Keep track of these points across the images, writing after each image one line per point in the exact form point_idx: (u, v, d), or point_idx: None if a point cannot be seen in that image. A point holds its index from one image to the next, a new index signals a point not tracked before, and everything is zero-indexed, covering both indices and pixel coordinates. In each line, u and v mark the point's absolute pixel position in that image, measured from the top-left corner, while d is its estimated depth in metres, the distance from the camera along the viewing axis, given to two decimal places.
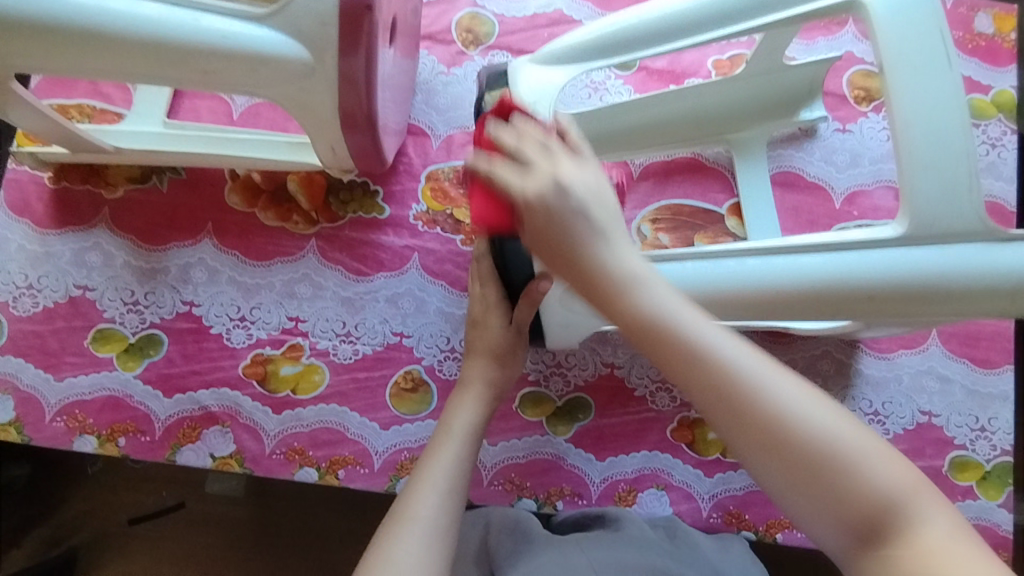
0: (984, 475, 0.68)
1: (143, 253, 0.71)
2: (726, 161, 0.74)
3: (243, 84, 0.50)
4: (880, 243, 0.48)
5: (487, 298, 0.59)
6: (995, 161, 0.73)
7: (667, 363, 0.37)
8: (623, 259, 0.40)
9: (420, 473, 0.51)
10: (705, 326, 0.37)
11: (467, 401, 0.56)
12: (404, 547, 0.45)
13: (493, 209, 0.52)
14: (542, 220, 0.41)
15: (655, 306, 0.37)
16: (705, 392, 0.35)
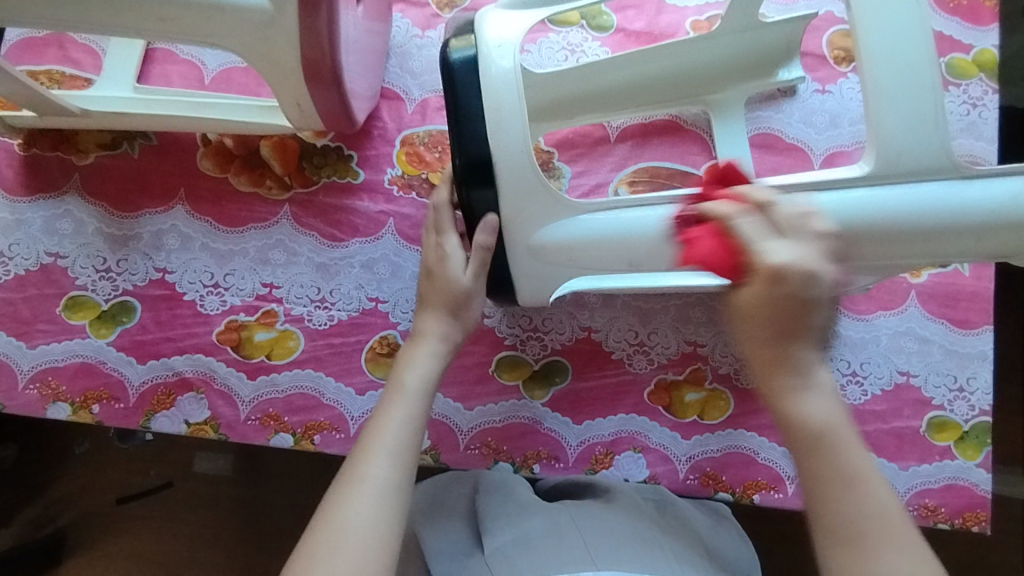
0: (962, 435, 0.68)
1: (115, 220, 0.70)
2: (704, 123, 0.74)
3: (202, 33, 0.50)
4: (851, 183, 0.48)
5: (444, 245, 0.59)
6: (976, 120, 0.72)
7: (814, 468, 0.43)
8: (817, 370, 0.44)
9: (370, 436, 0.51)
10: (860, 459, 0.43)
11: (419, 356, 0.56)
12: (353, 510, 0.46)
13: (728, 250, 0.46)
14: (774, 314, 0.43)
15: (827, 419, 0.43)
16: (828, 487, 0.42)
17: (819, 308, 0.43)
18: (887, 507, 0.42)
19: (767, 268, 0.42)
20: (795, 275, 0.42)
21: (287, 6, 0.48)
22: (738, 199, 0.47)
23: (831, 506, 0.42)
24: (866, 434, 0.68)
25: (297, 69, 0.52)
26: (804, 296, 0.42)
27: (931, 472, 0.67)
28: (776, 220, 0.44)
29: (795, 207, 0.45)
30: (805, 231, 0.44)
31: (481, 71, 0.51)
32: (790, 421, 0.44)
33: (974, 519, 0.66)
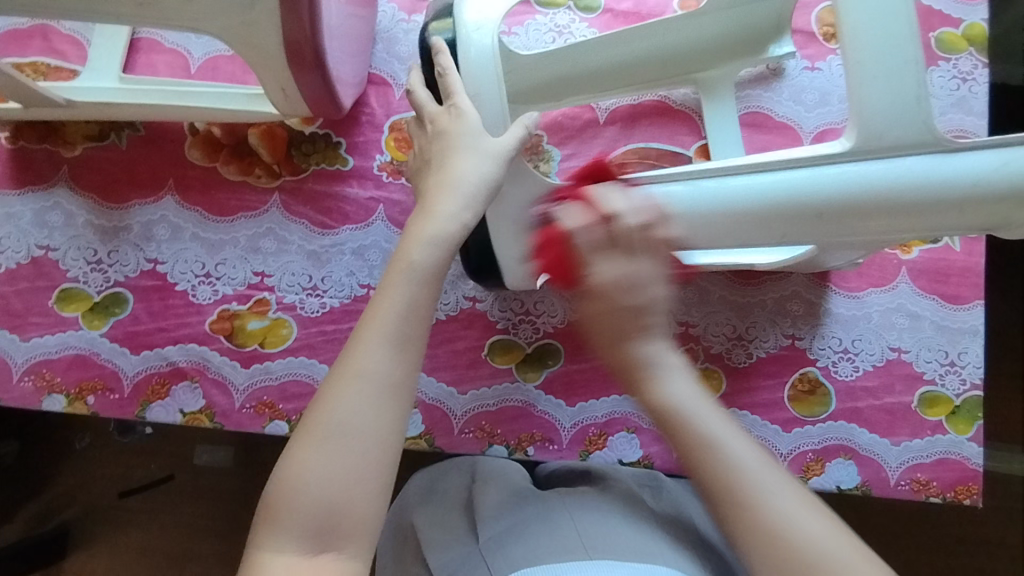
0: (953, 410, 0.68)
1: (105, 212, 0.70)
2: (694, 103, 0.74)
3: (181, 18, 0.50)
4: (831, 159, 0.47)
5: (460, 105, 0.51)
6: (966, 95, 0.72)
7: (685, 445, 0.44)
8: (662, 358, 0.47)
9: (366, 320, 0.45)
10: (723, 425, 0.44)
11: (431, 229, 0.47)
12: (348, 406, 0.42)
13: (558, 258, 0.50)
14: (615, 313, 0.47)
15: (683, 411, 0.45)
16: (702, 471, 0.43)
17: (647, 308, 0.47)
18: (760, 457, 0.43)
19: (599, 282, 0.47)
20: (618, 282, 0.47)
21: None
22: (590, 207, 0.49)
23: (712, 475, 0.42)
24: (859, 411, 0.68)
25: (280, 52, 0.52)
26: (632, 302, 0.47)
27: (923, 447, 0.67)
28: (619, 232, 0.47)
29: (637, 207, 0.49)
30: (648, 241, 0.48)
31: (460, 56, 0.52)
32: (658, 410, 0.45)
33: (966, 492, 0.67)
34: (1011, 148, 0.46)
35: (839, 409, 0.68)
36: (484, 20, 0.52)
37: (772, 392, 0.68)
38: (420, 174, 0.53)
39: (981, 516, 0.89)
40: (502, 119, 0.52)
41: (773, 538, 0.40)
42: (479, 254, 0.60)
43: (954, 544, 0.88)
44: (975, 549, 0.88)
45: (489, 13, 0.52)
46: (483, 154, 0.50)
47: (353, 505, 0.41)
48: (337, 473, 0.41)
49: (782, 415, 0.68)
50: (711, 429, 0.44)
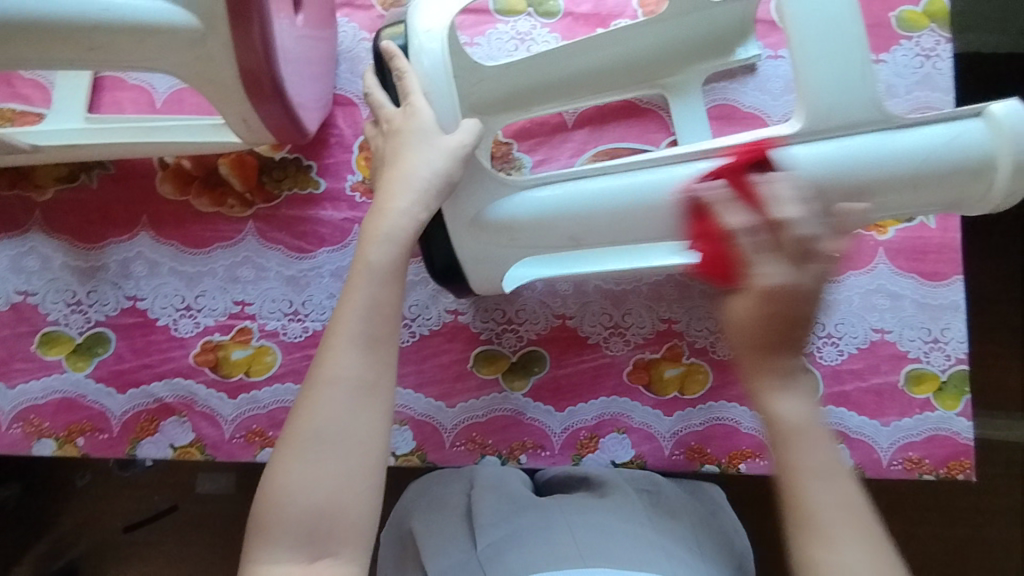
0: (941, 386, 0.68)
1: (81, 252, 0.70)
2: (660, 100, 0.74)
3: (135, 59, 0.50)
4: (784, 139, 0.49)
5: (415, 107, 0.51)
6: (930, 72, 0.72)
7: (793, 464, 0.41)
8: (789, 373, 0.43)
9: (336, 323, 0.46)
10: (831, 456, 0.41)
11: (386, 228, 0.49)
12: (325, 414, 0.43)
13: (717, 260, 0.45)
14: (768, 321, 0.42)
15: (806, 435, 0.41)
16: (807, 503, 0.40)
17: (807, 321, 0.42)
18: (862, 506, 0.41)
19: (761, 287, 0.42)
20: (782, 293, 0.41)
21: (216, 23, 0.50)
22: (753, 204, 0.43)
23: (801, 500, 0.40)
24: (846, 394, 0.68)
25: (237, 83, 0.53)
26: (801, 305, 0.42)
27: (912, 425, 0.68)
28: (785, 240, 0.42)
29: (810, 218, 0.42)
30: (826, 245, 0.42)
31: (410, 57, 0.52)
32: (775, 422, 0.42)
33: (959, 468, 0.67)
34: (958, 123, 0.49)
35: (827, 394, 0.68)
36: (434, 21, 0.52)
37: None
38: (377, 173, 0.54)
39: (979, 487, 0.90)
40: (459, 120, 0.52)
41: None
42: (446, 264, 0.59)
43: (953, 516, 0.89)
44: (974, 520, 0.89)
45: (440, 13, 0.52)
46: (437, 151, 0.50)
47: (344, 508, 0.42)
48: (326, 480, 0.42)
49: None
50: (823, 465, 0.41)
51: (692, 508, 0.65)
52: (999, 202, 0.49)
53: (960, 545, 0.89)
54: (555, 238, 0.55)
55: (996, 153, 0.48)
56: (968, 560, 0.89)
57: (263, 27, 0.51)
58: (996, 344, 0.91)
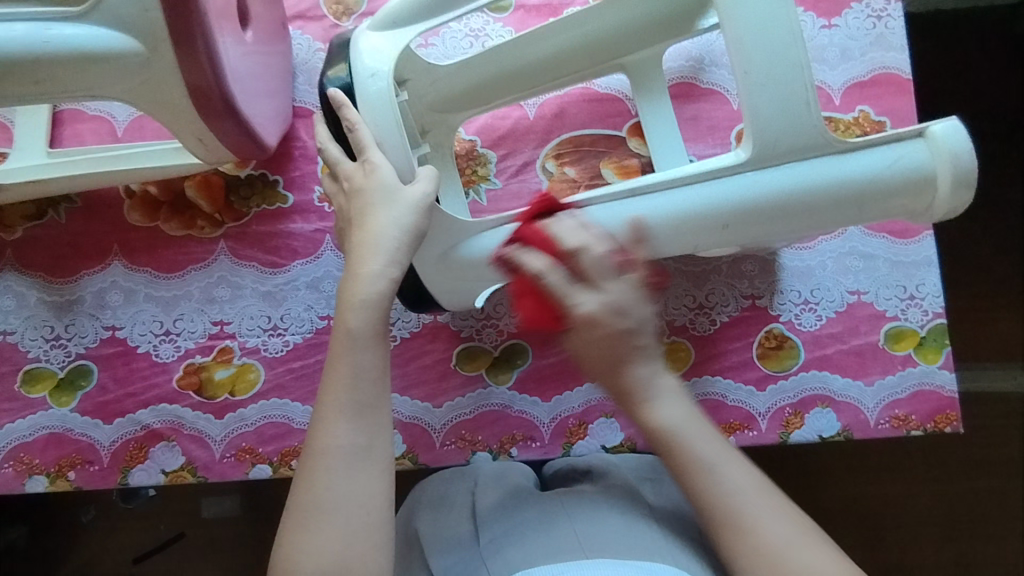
0: (920, 341, 0.69)
1: (56, 288, 0.71)
2: (620, 85, 0.74)
3: (82, 87, 0.52)
4: (730, 171, 0.51)
5: (370, 163, 0.51)
6: (883, 32, 0.72)
7: (689, 470, 0.46)
8: (661, 403, 0.48)
9: (325, 395, 0.47)
10: (712, 446, 0.47)
11: (361, 293, 0.48)
12: (327, 483, 0.44)
13: (538, 307, 0.50)
14: (606, 335, 0.47)
15: (683, 438, 0.47)
16: (711, 507, 0.45)
17: (637, 334, 0.48)
18: (759, 482, 0.46)
19: (581, 315, 0.47)
20: (604, 316, 0.47)
21: (160, 46, 0.51)
22: (551, 246, 0.50)
23: (705, 498, 0.46)
24: (828, 358, 0.69)
25: (188, 103, 0.55)
26: (620, 327, 0.47)
27: (896, 383, 0.68)
28: (586, 267, 0.48)
29: (611, 272, 0.49)
30: (616, 268, 0.49)
31: (360, 107, 0.53)
32: (658, 432, 0.47)
33: (945, 421, 0.67)
34: (902, 144, 0.50)
35: (809, 359, 0.69)
36: (379, 62, 0.53)
37: (740, 354, 0.69)
38: (344, 233, 0.53)
39: (970, 438, 0.91)
40: (417, 168, 0.53)
41: (766, 554, 0.43)
42: (416, 291, 0.61)
43: (946, 470, 0.91)
44: (967, 472, 0.91)
45: (382, 54, 0.53)
46: (401, 206, 0.50)
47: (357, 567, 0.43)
48: (331, 547, 0.43)
49: (754, 375, 0.68)
50: (711, 461, 0.46)
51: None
52: (944, 216, 0.51)
53: (956, 497, 0.90)
54: None
55: (938, 171, 0.50)
56: (965, 511, 0.90)
57: (208, 47, 0.52)
58: (976, 296, 0.92)
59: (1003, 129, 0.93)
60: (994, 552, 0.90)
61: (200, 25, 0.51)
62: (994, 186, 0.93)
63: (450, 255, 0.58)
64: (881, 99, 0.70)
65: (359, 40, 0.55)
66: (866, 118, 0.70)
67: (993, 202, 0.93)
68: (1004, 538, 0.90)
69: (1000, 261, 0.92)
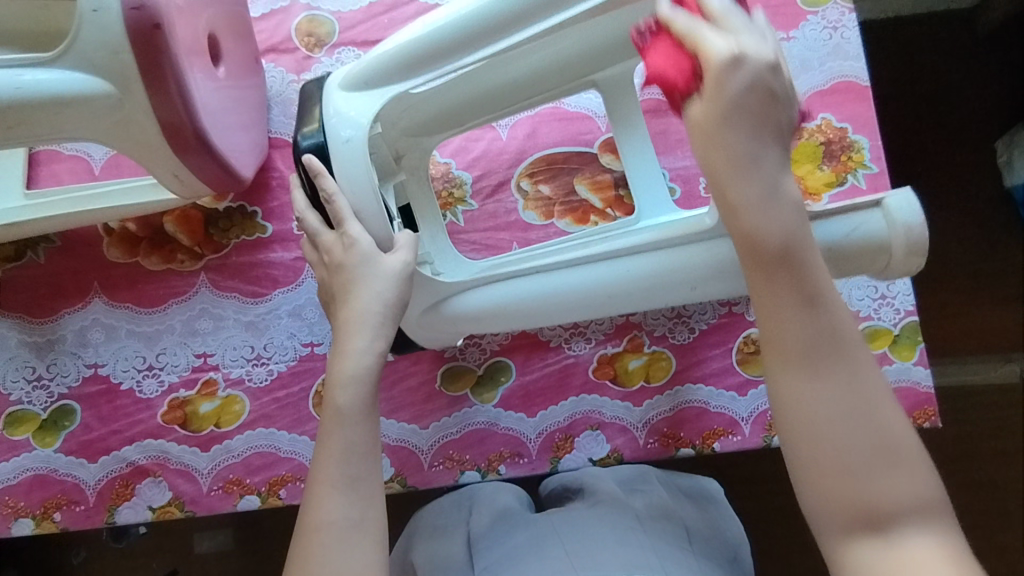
0: (894, 339, 0.69)
1: (37, 328, 0.71)
2: (588, 103, 0.76)
3: (55, 129, 0.54)
4: (696, 236, 0.53)
5: (349, 235, 0.52)
6: (840, 43, 0.74)
7: (774, 298, 0.41)
8: (773, 223, 0.41)
9: (317, 473, 0.48)
10: (823, 278, 0.42)
11: (348, 369, 0.50)
12: (321, 559, 0.46)
13: (675, 64, 0.43)
14: (740, 112, 0.40)
15: (794, 265, 0.41)
16: (787, 345, 0.41)
17: (779, 104, 0.42)
18: (854, 351, 0.41)
19: (715, 59, 0.40)
20: (736, 67, 0.40)
21: (131, 87, 0.53)
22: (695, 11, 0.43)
23: (773, 317, 0.41)
24: None
25: (161, 139, 0.56)
26: (761, 85, 0.41)
27: None
28: (726, 24, 0.42)
29: (749, 29, 0.42)
30: (755, 27, 0.42)
31: (336, 173, 0.53)
32: (753, 234, 0.41)
33: (924, 416, 0.68)
34: (860, 213, 0.51)
35: None
36: (353, 121, 0.54)
37: (721, 360, 0.70)
38: (329, 304, 0.55)
39: (953, 431, 0.93)
40: (394, 234, 0.54)
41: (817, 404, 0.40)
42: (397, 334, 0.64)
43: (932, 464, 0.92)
44: (953, 465, 0.92)
45: (358, 115, 0.54)
46: (382, 280, 0.51)
47: None
48: None
49: (735, 380, 0.69)
50: (814, 291, 0.41)
51: (694, 514, 0.63)
52: (901, 275, 0.53)
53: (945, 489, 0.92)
54: (501, 325, 0.59)
55: (896, 239, 0.51)
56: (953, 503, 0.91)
57: (179, 86, 0.53)
58: (949, 291, 0.94)
59: (965, 129, 0.96)
60: (986, 542, 0.91)
61: (170, 65, 0.52)
62: (961, 184, 0.96)
63: (438, 305, 0.59)
64: (842, 106, 0.73)
65: (332, 101, 0.55)
66: (829, 125, 0.72)
67: (960, 201, 0.95)
68: (992, 528, 0.91)
69: (970, 257, 0.95)
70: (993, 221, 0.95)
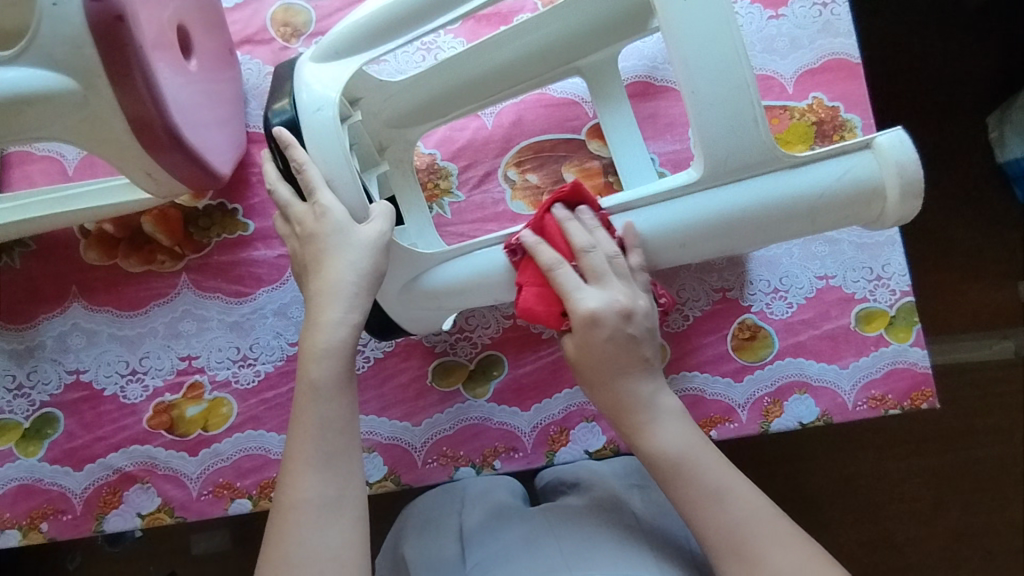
0: (890, 321, 0.68)
1: (16, 335, 0.69)
2: (574, 88, 0.74)
3: (18, 130, 0.52)
4: (681, 190, 0.50)
5: (319, 204, 0.50)
6: (830, 19, 0.72)
7: (684, 496, 0.49)
8: (661, 438, 0.50)
9: (292, 448, 0.47)
10: (720, 468, 0.49)
11: (322, 343, 0.48)
12: (296, 537, 0.44)
13: (546, 299, 0.52)
14: (607, 354, 0.50)
15: (686, 464, 0.49)
16: (714, 538, 0.48)
17: (642, 341, 0.51)
18: (761, 511, 0.48)
19: (581, 315, 0.50)
20: (605, 316, 0.50)
21: (96, 83, 0.51)
22: (563, 243, 0.52)
23: (700, 521, 0.48)
24: (802, 344, 0.68)
25: (131, 137, 0.54)
26: (623, 333, 0.50)
27: (869, 364, 0.68)
28: (589, 267, 0.51)
29: (610, 273, 0.51)
30: (620, 271, 0.52)
31: (308, 144, 0.51)
32: (655, 454, 0.50)
33: (922, 397, 0.67)
34: (849, 155, 0.50)
35: (783, 347, 0.69)
36: (323, 94, 0.51)
37: (715, 347, 0.69)
38: (302, 278, 0.53)
39: (950, 410, 0.92)
40: (368, 204, 0.52)
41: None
42: (382, 324, 0.62)
43: (928, 445, 0.92)
44: (949, 444, 0.92)
45: (331, 84, 0.52)
46: (357, 250, 0.49)
47: None
48: None
49: (730, 367, 0.68)
50: (712, 477, 0.49)
51: None
52: (896, 223, 0.51)
53: (944, 469, 0.91)
54: (484, 299, 0.58)
55: (889, 180, 0.49)
56: (950, 483, 0.91)
57: (147, 80, 0.51)
58: (943, 270, 0.93)
59: (956, 106, 0.95)
60: (983, 520, 0.91)
61: (136, 59, 0.50)
62: (953, 160, 0.95)
63: (419, 282, 0.57)
64: (832, 85, 0.71)
65: (302, 73, 0.53)
66: (820, 104, 0.71)
67: (953, 177, 0.94)
68: (990, 506, 0.91)
69: (964, 235, 0.94)
70: (985, 198, 0.94)
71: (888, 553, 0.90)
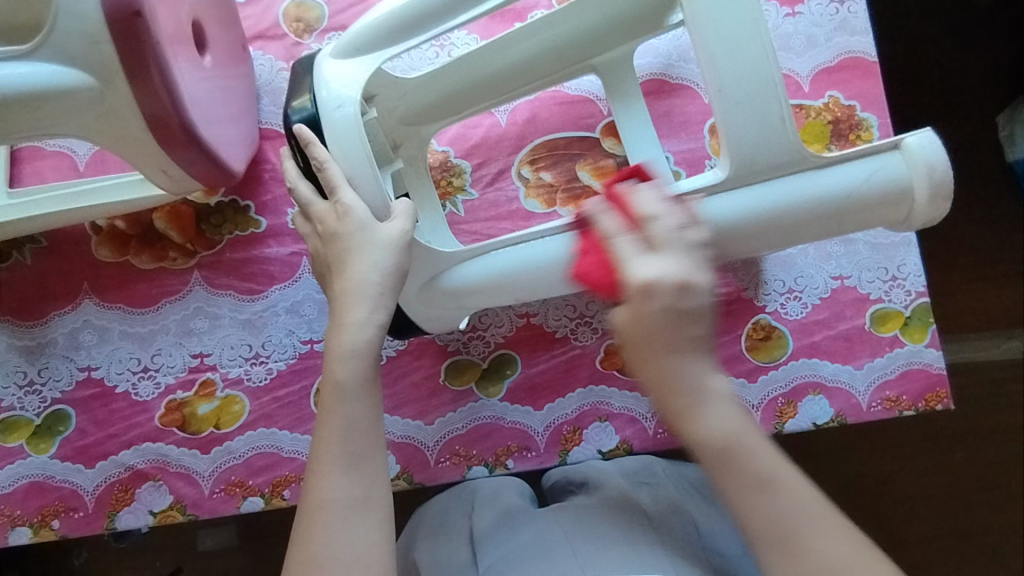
0: (905, 322, 0.68)
1: (27, 332, 0.69)
2: (588, 86, 0.73)
3: (33, 126, 0.51)
4: (709, 189, 0.49)
5: (342, 202, 0.49)
6: (847, 17, 0.72)
7: (729, 484, 0.42)
8: (708, 421, 0.43)
9: (318, 449, 0.47)
10: (774, 464, 0.42)
11: (348, 343, 0.48)
12: (323, 538, 0.44)
13: (602, 267, 0.47)
14: (660, 331, 0.42)
15: (734, 449, 0.42)
16: (763, 534, 0.41)
17: (699, 313, 0.43)
18: (816, 510, 0.41)
19: (636, 285, 0.43)
20: (665, 288, 0.42)
21: (113, 79, 0.50)
22: (626, 208, 0.46)
23: (745, 518, 0.42)
24: (817, 344, 0.68)
25: (147, 133, 0.53)
26: (677, 308, 0.42)
27: (884, 365, 0.67)
28: (653, 235, 0.44)
29: (675, 241, 0.44)
30: (685, 242, 0.44)
31: (328, 142, 0.51)
32: (698, 439, 0.43)
33: (936, 399, 0.67)
34: (878, 156, 0.49)
35: (798, 347, 0.68)
36: (342, 93, 0.51)
37: (729, 347, 0.68)
38: (324, 277, 0.52)
39: (961, 411, 0.92)
40: (390, 203, 0.52)
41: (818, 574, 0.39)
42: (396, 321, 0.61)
43: (938, 445, 0.91)
44: (958, 444, 0.92)
45: (351, 82, 0.51)
46: (380, 249, 0.49)
47: None
48: None
49: (745, 367, 0.68)
50: (762, 465, 0.42)
51: (700, 509, 0.62)
52: (922, 224, 0.51)
53: (954, 469, 0.91)
54: (501, 298, 0.57)
55: (917, 181, 0.49)
56: (958, 484, 0.91)
57: (163, 76, 0.51)
58: (955, 271, 0.93)
59: (970, 105, 0.94)
60: (992, 521, 0.91)
61: (153, 54, 0.50)
62: (967, 160, 0.94)
63: (434, 281, 0.57)
64: (849, 84, 0.70)
65: (322, 70, 0.53)
66: (836, 103, 0.70)
67: (966, 177, 0.94)
68: (999, 507, 0.91)
69: (976, 235, 0.93)
70: (998, 199, 0.94)
71: (897, 554, 0.90)
